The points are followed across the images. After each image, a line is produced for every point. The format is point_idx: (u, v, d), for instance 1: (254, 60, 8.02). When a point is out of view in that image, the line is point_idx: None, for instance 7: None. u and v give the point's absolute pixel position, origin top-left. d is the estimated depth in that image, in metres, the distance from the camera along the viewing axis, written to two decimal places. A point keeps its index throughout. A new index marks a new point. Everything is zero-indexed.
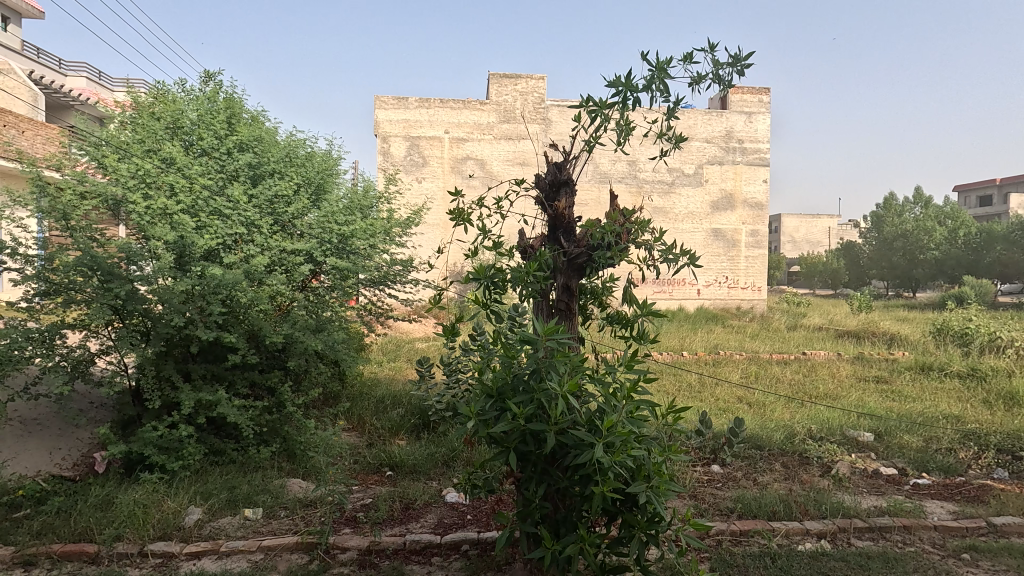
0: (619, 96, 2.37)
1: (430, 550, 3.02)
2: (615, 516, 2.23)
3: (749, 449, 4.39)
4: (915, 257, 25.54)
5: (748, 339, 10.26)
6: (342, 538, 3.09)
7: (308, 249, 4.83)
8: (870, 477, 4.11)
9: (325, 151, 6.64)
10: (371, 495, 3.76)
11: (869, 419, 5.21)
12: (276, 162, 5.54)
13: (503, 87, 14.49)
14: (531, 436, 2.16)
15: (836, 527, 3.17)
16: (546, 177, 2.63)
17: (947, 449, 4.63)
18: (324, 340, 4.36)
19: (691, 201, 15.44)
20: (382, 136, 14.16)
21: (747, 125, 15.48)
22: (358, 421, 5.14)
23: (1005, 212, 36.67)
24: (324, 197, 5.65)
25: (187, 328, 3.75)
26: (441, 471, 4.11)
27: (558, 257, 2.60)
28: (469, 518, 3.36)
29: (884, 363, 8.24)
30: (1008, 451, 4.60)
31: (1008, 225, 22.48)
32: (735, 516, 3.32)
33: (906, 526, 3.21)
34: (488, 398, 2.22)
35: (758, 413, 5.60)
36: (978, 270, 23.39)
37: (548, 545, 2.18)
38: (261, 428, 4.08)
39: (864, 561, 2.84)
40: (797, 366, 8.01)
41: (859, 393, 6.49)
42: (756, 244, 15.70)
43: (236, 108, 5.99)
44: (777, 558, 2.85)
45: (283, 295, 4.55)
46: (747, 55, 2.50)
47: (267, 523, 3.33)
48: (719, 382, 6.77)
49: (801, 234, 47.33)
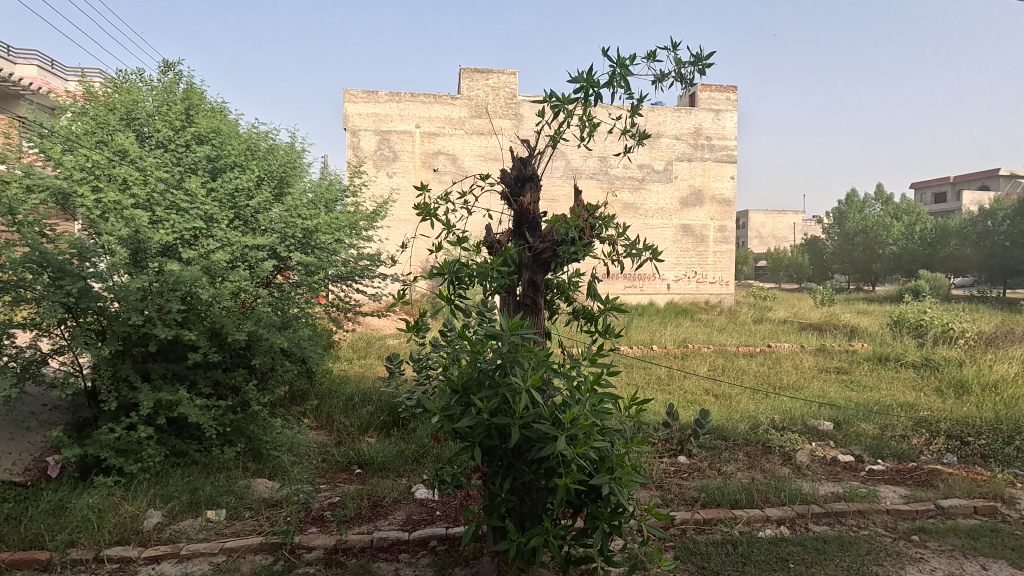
0: (582, 92, 2.33)
1: (398, 547, 3.00)
2: (579, 508, 2.24)
3: (715, 439, 4.50)
4: (875, 252, 26.49)
5: (715, 333, 10.48)
6: (308, 537, 3.05)
7: (270, 245, 4.72)
8: (828, 464, 4.26)
9: (288, 144, 6.50)
10: (340, 494, 3.72)
11: (829, 409, 5.41)
12: (237, 155, 5.41)
13: (474, 82, 14.40)
14: (495, 431, 2.17)
15: (794, 513, 3.27)
16: (512, 172, 2.62)
17: (901, 436, 4.83)
18: (290, 337, 4.31)
19: (661, 197, 15.66)
20: (352, 130, 13.95)
21: (716, 123, 15.78)
22: (326, 419, 5.08)
23: (958, 208, 38.26)
24: (287, 191, 5.55)
25: (145, 326, 3.65)
26: (411, 468, 4.10)
27: (524, 253, 2.59)
28: (438, 514, 3.35)
29: (845, 354, 8.55)
30: (957, 436, 4.81)
31: (961, 221, 23.48)
32: (699, 506, 3.40)
33: (859, 511, 3.33)
34: (453, 394, 2.23)
35: (724, 404, 5.75)
36: (932, 264, 24.48)
37: (513, 538, 2.19)
38: (225, 428, 4.01)
39: (820, 545, 2.94)
40: (763, 358, 8.23)
41: (821, 384, 6.73)
42: (724, 239, 16.03)
43: (196, 99, 5.90)
44: (738, 545, 2.93)
45: (246, 291, 4.44)
46: (708, 54, 2.54)
47: (231, 525, 3.26)
48: (687, 375, 6.91)
49: (768, 229, 48.57)
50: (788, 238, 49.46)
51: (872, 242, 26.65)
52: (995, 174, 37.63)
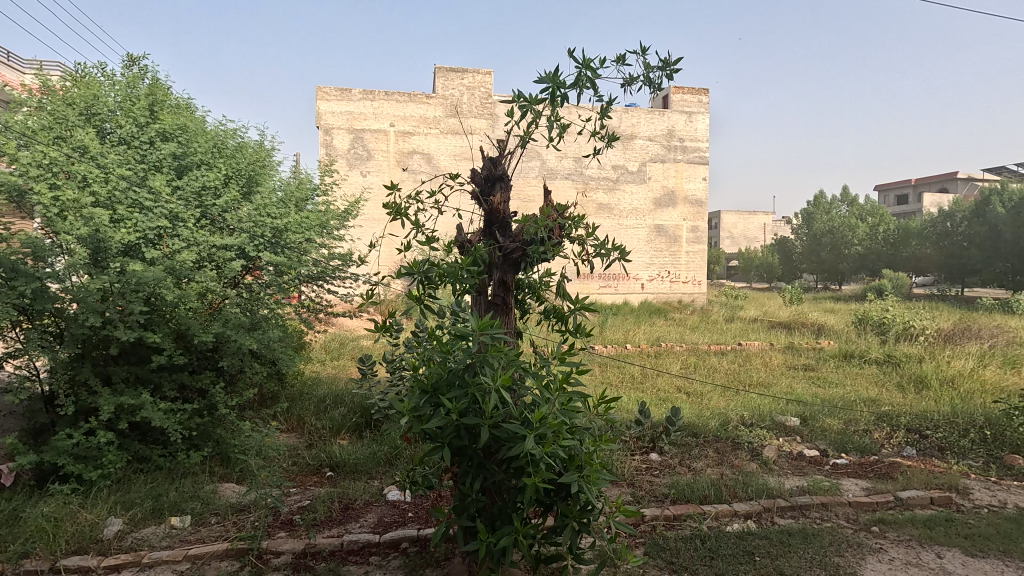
0: (549, 91, 2.33)
1: (368, 550, 2.97)
2: (549, 507, 2.25)
3: (686, 436, 4.58)
4: (841, 252, 27.22)
5: (687, 332, 10.64)
6: (276, 541, 3.00)
7: (239, 244, 4.61)
8: (794, 459, 4.37)
9: (257, 142, 6.38)
10: (310, 497, 3.67)
11: (796, 405, 5.55)
12: (204, 152, 5.29)
13: (449, 80, 14.34)
14: (464, 431, 2.16)
15: (760, 507, 3.34)
16: (482, 171, 2.62)
17: (864, 430, 4.98)
18: (259, 339, 4.23)
19: (635, 198, 15.84)
20: (325, 128, 13.74)
21: (688, 125, 16.02)
22: (298, 421, 5.00)
23: (919, 210, 39.62)
24: (256, 190, 5.44)
25: (105, 328, 3.54)
26: (384, 470, 4.07)
27: (494, 253, 2.59)
28: (410, 516, 3.33)
29: (812, 351, 8.78)
30: (916, 430, 4.99)
31: (922, 223, 24.33)
32: (669, 502, 3.45)
33: (823, 503, 3.42)
34: (423, 394, 2.22)
35: (695, 401, 5.85)
36: (895, 263, 25.38)
37: (483, 538, 2.19)
38: (191, 432, 3.91)
39: (785, 538, 3.02)
40: (734, 356, 8.40)
41: (789, 380, 6.89)
42: (697, 239, 16.29)
43: (160, 95, 5.74)
44: (706, 540, 2.98)
45: (214, 292, 4.33)
46: (676, 60, 2.56)
47: (196, 531, 3.18)
48: (659, 373, 7.01)
49: (739, 229, 49.54)
50: (759, 239, 50.54)
51: (838, 242, 27.34)
52: (953, 176, 39.10)
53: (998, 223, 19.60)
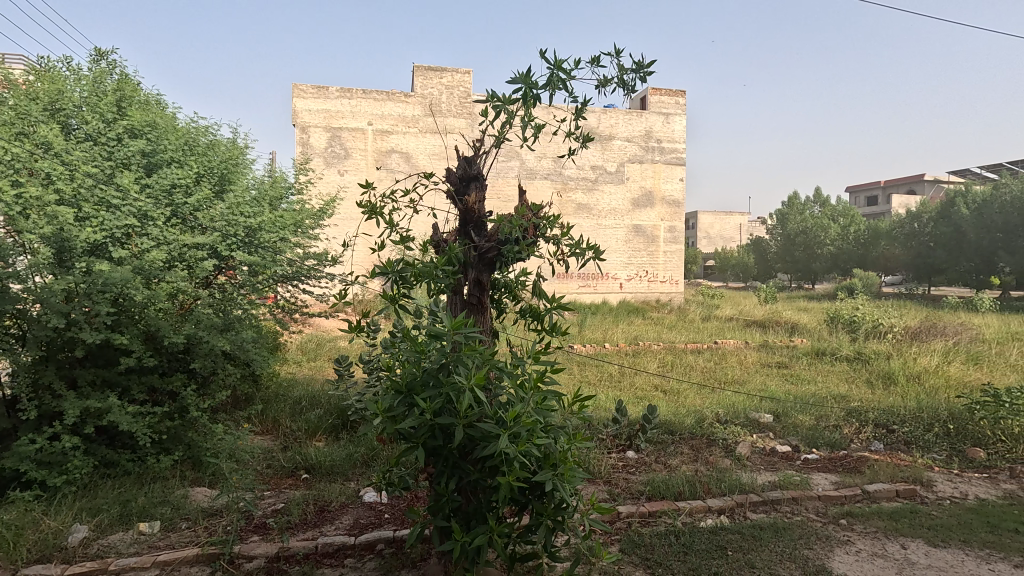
0: (521, 92, 2.33)
1: (343, 552, 2.94)
2: (524, 505, 2.26)
3: (662, 434, 4.64)
4: (814, 251, 27.82)
5: (665, 330, 10.76)
6: (248, 545, 2.95)
7: (211, 243, 4.50)
8: (767, 455, 4.45)
9: (229, 140, 6.26)
10: (284, 500, 3.62)
11: (769, 402, 5.66)
12: (175, 150, 5.16)
13: (428, 79, 14.27)
14: (439, 431, 2.16)
15: (733, 502, 3.40)
16: (457, 171, 2.61)
17: (834, 426, 5.10)
18: (232, 340, 4.16)
19: (613, 198, 15.97)
20: (301, 126, 13.55)
21: (665, 126, 16.21)
22: (273, 423, 4.93)
23: (888, 211, 40.73)
24: (229, 188, 5.34)
25: (70, 330, 3.44)
26: (360, 472, 4.04)
27: (469, 252, 2.58)
28: (386, 517, 3.31)
29: (785, 349, 8.96)
30: (884, 425, 5.12)
31: (891, 223, 25.02)
32: (644, 498, 3.49)
33: (793, 498, 3.50)
34: (397, 395, 2.21)
35: (672, 399, 5.92)
36: (866, 263, 26.31)
37: (457, 538, 2.18)
38: (161, 435, 3.83)
39: (756, 532, 3.08)
40: (710, 354, 8.52)
41: (763, 378, 7.03)
42: (674, 239, 16.50)
43: (128, 90, 5.61)
44: (680, 535, 3.02)
45: (185, 292, 4.24)
46: (649, 63, 2.56)
47: (165, 537, 3.11)
48: (637, 372, 7.08)
49: (716, 230, 50.30)
50: (735, 239, 51.38)
51: (811, 241, 27.80)
52: (920, 178, 40.31)
53: (962, 223, 20.27)
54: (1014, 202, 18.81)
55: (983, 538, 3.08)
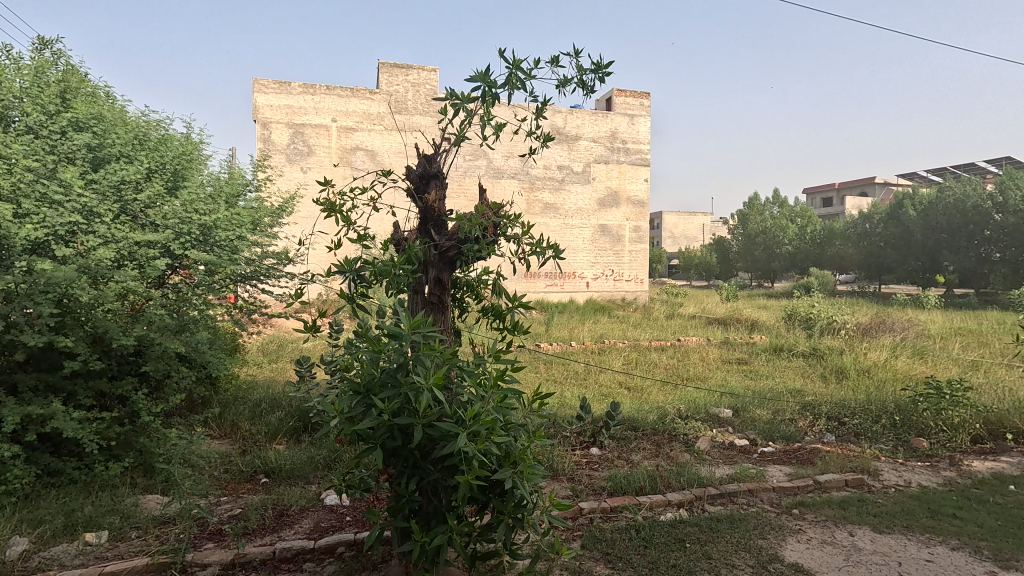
0: (480, 91, 2.33)
1: (302, 557, 2.89)
2: (485, 503, 2.26)
3: (626, 430, 4.72)
4: (773, 251, 28.71)
5: (630, 328, 10.94)
6: (202, 553, 2.87)
7: (163, 241, 4.32)
8: (726, 449, 4.57)
9: (183, 134, 6.05)
10: (241, 505, 3.53)
11: (729, 397, 5.82)
12: (124, 145, 4.95)
13: (394, 76, 14.10)
14: (398, 431, 2.14)
15: (692, 496, 3.48)
16: (417, 169, 2.59)
17: (789, 419, 5.27)
18: (186, 341, 4.02)
19: (580, 198, 16.11)
20: (262, 122, 13.20)
21: (630, 127, 16.45)
22: (231, 427, 4.80)
23: (842, 213, 42.36)
24: (183, 185, 5.16)
25: (9, 333, 3.27)
26: (322, 474, 3.97)
27: (429, 250, 2.56)
28: (347, 520, 3.26)
29: (745, 346, 9.22)
30: (835, 418, 5.34)
31: (845, 224, 26.02)
32: (606, 494, 3.54)
33: (749, 489, 3.61)
34: (355, 395, 2.18)
35: (636, 396, 6.03)
36: (821, 262, 27.21)
37: (417, 538, 2.17)
38: (109, 442, 3.67)
39: (713, 524, 3.16)
40: (672, 352, 8.70)
41: (723, 374, 7.22)
42: (639, 239, 16.77)
43: (74, 82, 5.36)
44: (640, 530, 3.07)
45: (135, 292, 4.07)
46: (608, 63, 2.57)
47: (113, 547, 2.99)
48: (602, 369, 7.17)
49: (680, 230, 51.37)
50: (699, 238, 52.55)
51: (770, 241, 28.72)
52: (872, 181, 42.09)
53: (910, 224, 21.27)
54: (956, 204, 19.85)
55: (924, 523, 3.23)
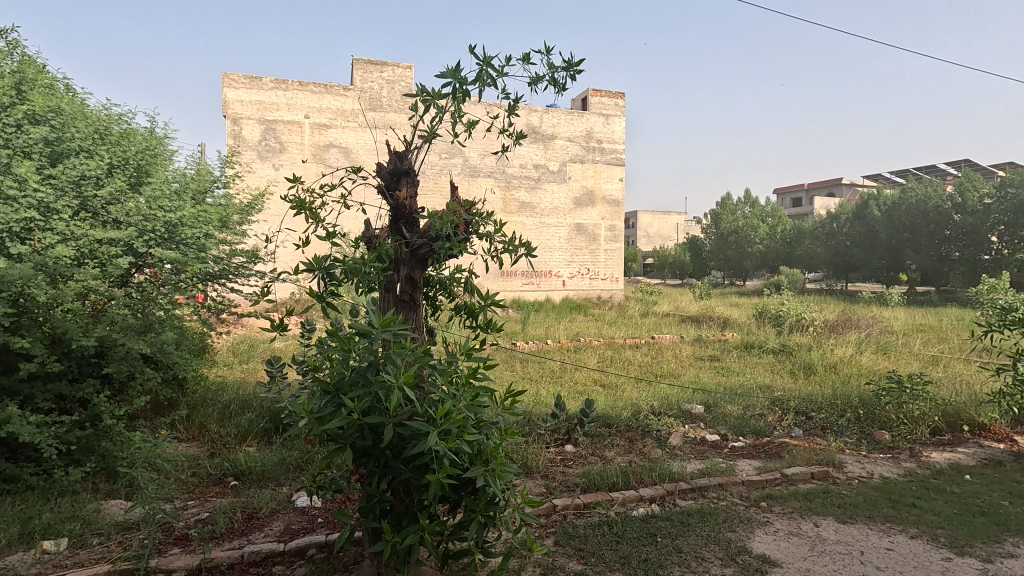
0: (450, 88, 2.32)
1: (271, 560, 2.84)
2: (456, 502, 2.25)
3: (600, 427, 4.75)
4: (744, 250, 29.28)
5: (605, 326, 11.04)
6: (167, 559, 2.80)
7: (127, 238, 4.19)
8: (698, 444, 4.65)
9: (148, 129, 5.87)
10: (209, 509, 3.45)
11: (701, 393, 5.91)
12: (84, 139, 4.78)
13: (368, 73, 13.94)
14: (368, 430, 2.12)
15: (664, 491, 3.53)
16: (387, 166, 2.57)
17: (759, 414, 5.38)
18: (151, 342, 3.91)
19: (556, 197, 16.17)
20: (232, 117, 12.90)
21: (605, 127, 16.58)
22: (199, 429, 4.69)
23: (810, 213, 43.44)
24: (147, 181, 5.01)
25: None
26: (293, 476, 3.91)
27: (400, 248, 2.54)
28: (319, 522, 3.22)
29: (717, 343, 9.39)
30: (803, 413, 5.47)
31: (814, 223, 26.69)
32: (579, 491, 3.56)
33: (719, 484, 3.67)
34: (324, 395, 2.15)
35: (611, 393, 6.08)
36: (791, 260, 27.86)
37: (388, 538, 2.15)
38: (69, 446, 3.55)
39: (684, 518, 3.21)
40: (647, 349, 8.81)
41: (695, 371, 7.34)
42: (614, 238, 16.92)
43: (31, 73, 5.15)
44: (613, 525, 3.11)
45: (97, 291, 3.95)
46: (579, 61, 2.58)
47: (73, 555, 2.89)
48: (578, 367, 7.22)
49: (654, 229, 52.02)
50: (673, 237, 53.30)
51: (742, 240, 29.30)
52: (839, 182, 43.29)
53: (875, 224, 21.93)
54: (918, 204, 20.54)
55: (885, 513, 3.34)
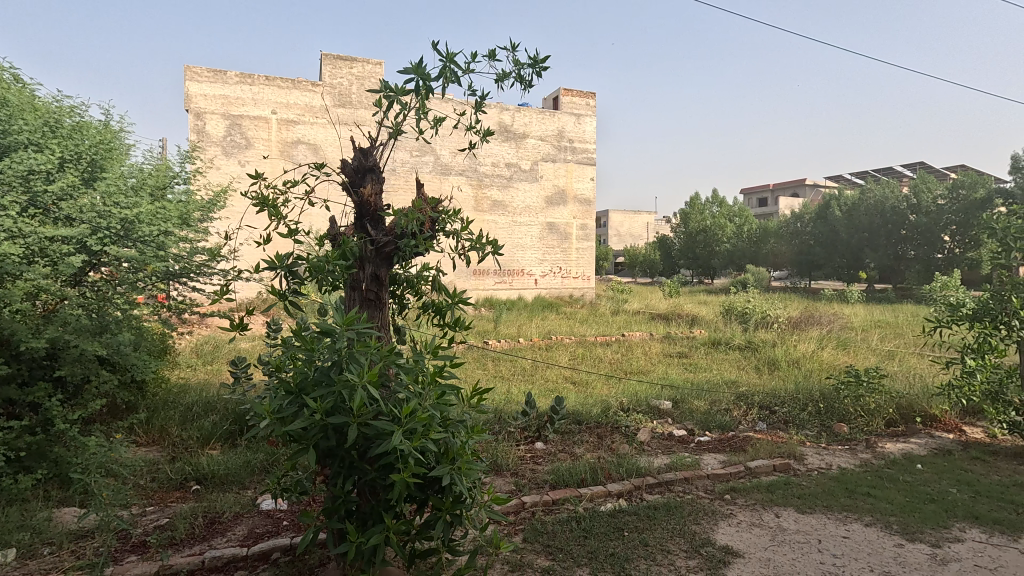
0: (414, 83, 2.30)
1: (233, 565, 2.77)
2: (423, 501, 2.23)
3: (570, 424, 4.79)
4: (712, 249, 29.89)
5: (576, 324, 11.13)
6: (123, 567, 2.70)
7: (79, 236, 4.04)
8: (665, 439, 4.73)
9: (102, 122, 5.64)
10: (169, 514, 3.35)
11: (669, 390, 6.02)
12: (34, 132, 4.58)
13: (337, 68, 13.72)
14: (332, 431, 2.08)
15: (631, 486, 3.58)
16: (352, 162, 2.53)
17: (725, 409, 5.50)
18: (107, 343, 3.78)
19: (528, 196, 16.21)
20: (195, 112, 12.52)
21: (577, 126, 16.71)
22: (159, 433, 4.55)
23: (775, 213, 44.62)
24: (102, 176, 4.83)
25: None
26: (258, 479, 3.83)
27: (365, 246, 2.51)
28: (284, 525, 3.16)
29: (686, 339, 9.57)
30: (766, 407, 5.62)
31: (779, 223, 27.43)
32: (548, 487, 3.59)
33: (685, 478, 3.75)
34: (287, 396, 2.11)
35: (581, 390, 6.14)
36: (757, 259, 28.56)
37: (353, 539, 2.12)
38: (19, 453, 3.41)
39: (650, 512, 3.26)
40: (617, 346, 8.92)
41: (664, 367, 7.46)
42: (586, 237, 17.06)
43: None
44: (581, 520, 3.13)
45: (47, 291, 3.79)
46: (544, 58, 2.60)
47: (22, 565, 2.77)
48: (549, 365, 7.26)
49: (625, 228, 52.66)
50: (644, 236, 54.05)
51: (710, 240, 29.90)
52: (802, 183, 44.63)
53: (836, 224, 22.67)
54: (877, 205, 21.32)
55: (841, 502, 3.46)
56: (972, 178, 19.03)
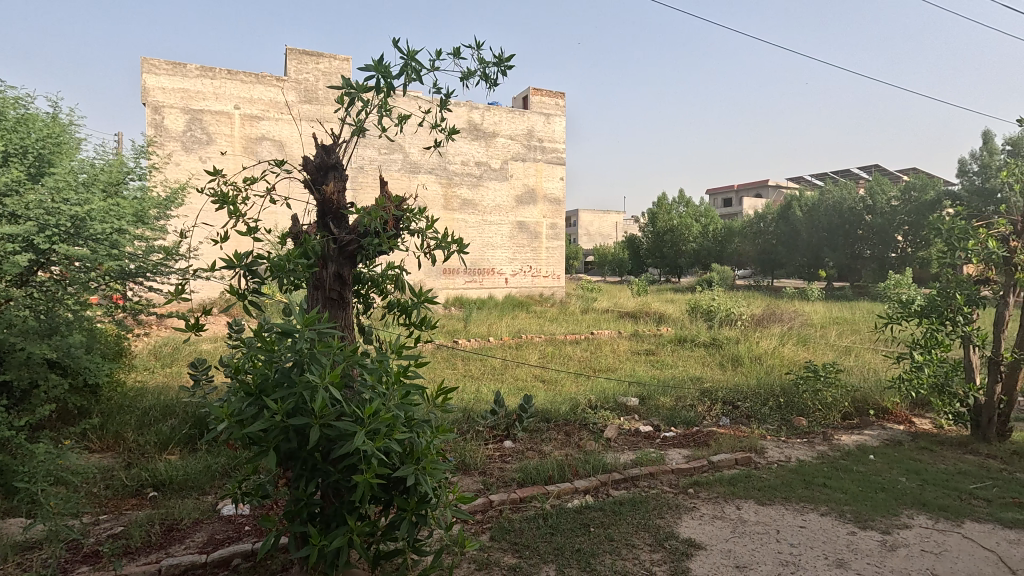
0: (375, 80, 2.27)
1: (192, 573, 2.70)
2: (386, 502, 2.21)
3: (539, 422, 4.81)
4: (679, 248, 30.46)
5: (546, 323, 11.17)
6: None
7: (25, 234, 3.84)
8: (632, 435, 4.80)
9: (50, 115, 5.39)
10: (123, 523, 3.23)
11: (636, 387, 6.11)
12: None
13: (303, 63, 13.44)
14: (293, 432, 2.04)
15: (598, 482, 3.62)
16: (314, 160, 2.48)
17: (690, 405, 5.61)
18: (56, 345, 3.63)
19: (498, 195, 16.21)
20: (153, 105, 12.09)
21: (546, 126, 16.79)
22: (114, 439, 4.38)
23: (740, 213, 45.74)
24: (51, 171, 4.62)
25: None
26: (219, 484, 3.73)
27: (328, 245, 2.47)
28: (245, 530, 3.09)
29: (653, 337, 9.72)
30: (730, 402, 5.75)
31: (743, 223, 28.14)
32: (516, 485, 3.60)
33: (650, 473, 3.81)
34: (246, 398, 2.07)
35: (550, 389, 6.17)
36: (722, 258, 29.23)
37: (316, 542, 2.09)
38: None
39: (616, 507, 3.31)
40: (586, 345, 9.00)
41: (632, 365, 7.57)
42: (556, 236, 17.16)
43: None
44: (548, 517, 3.16)
45: None
46: (508, 56, 2.60)
47: None
48: (518, 364, 7.28)
49: (595, 227, 53.18)
50: (613, 236, 54.70)
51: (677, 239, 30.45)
52: (765, 184, 45.89)
53: (798, 224, 23.38)
54: (835, 206, 22.08)
55: (799, 493, 3.57)
56: (923, 180, 19.92)
